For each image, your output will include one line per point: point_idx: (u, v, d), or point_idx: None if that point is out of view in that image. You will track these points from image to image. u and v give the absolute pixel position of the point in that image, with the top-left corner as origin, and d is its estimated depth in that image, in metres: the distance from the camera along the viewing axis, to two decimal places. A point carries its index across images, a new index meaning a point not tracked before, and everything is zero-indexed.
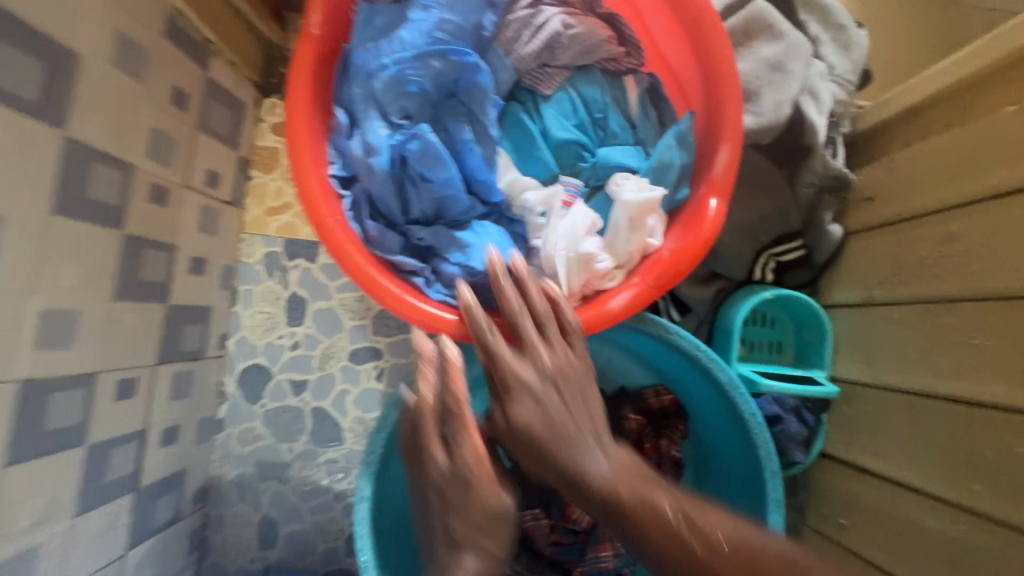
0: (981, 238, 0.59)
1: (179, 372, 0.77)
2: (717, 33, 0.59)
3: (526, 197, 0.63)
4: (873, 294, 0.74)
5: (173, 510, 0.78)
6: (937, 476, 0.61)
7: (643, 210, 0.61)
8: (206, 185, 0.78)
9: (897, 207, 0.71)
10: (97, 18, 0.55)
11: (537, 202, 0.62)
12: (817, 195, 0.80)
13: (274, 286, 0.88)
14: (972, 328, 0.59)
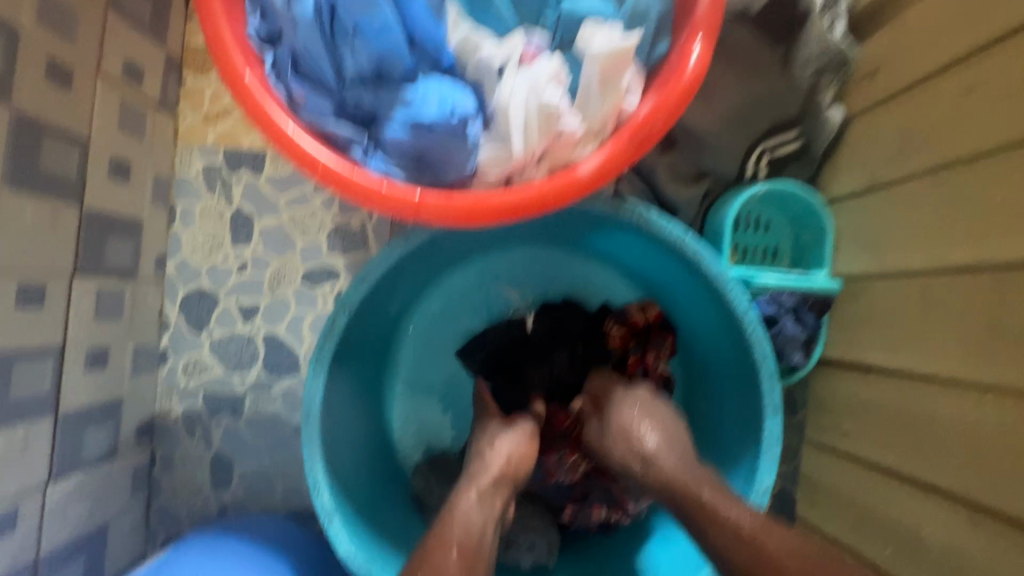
0: (1005, 84, 0.51)
1: (105, 289, 0.69)
2: None
3: (484, 51, 0.53)
4: (878, 175, 0.66)
5: (109, 442, 0.71)
6: (956, 358, 0.54)
7: (616, 61, 0.52)
8: (125, 78, 0.69)
9: (907, 74, 0.63)
10: None
11: (495, 58, 0.53)
12: (816, 76, 0.71)
13: (215, 203, 0.80)
14: (996, 185, 0.52)
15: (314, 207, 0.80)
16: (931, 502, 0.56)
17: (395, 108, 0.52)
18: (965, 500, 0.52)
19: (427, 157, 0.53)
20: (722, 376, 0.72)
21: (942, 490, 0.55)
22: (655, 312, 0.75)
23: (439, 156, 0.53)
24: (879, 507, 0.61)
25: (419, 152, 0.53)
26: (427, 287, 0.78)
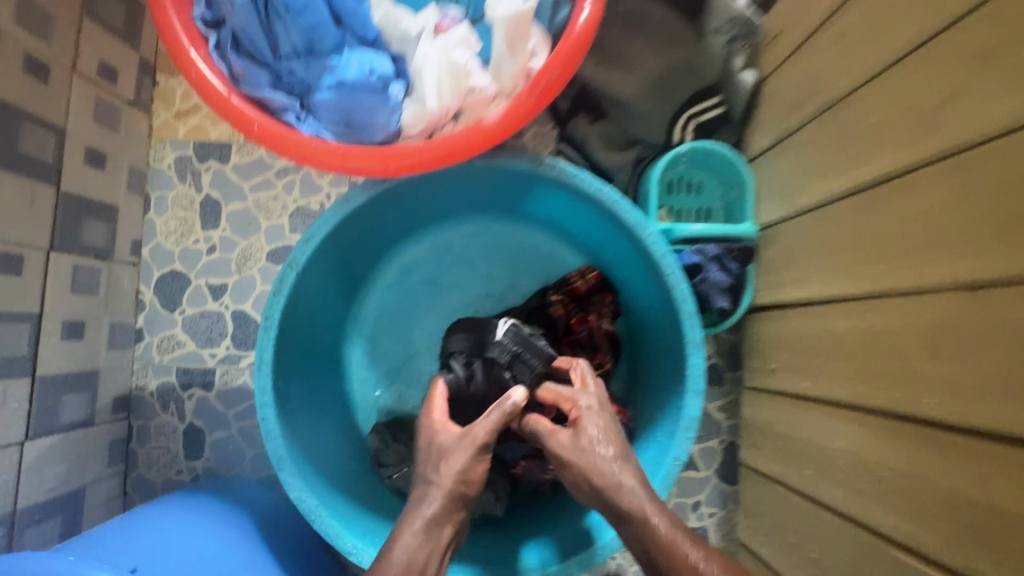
0: (870, 24, 0.57)
1: (79, 266, 0.75)
2: None
3: (400, 23, 0.60)
4: (788, 127, 0.71)
5: (84, 410, 0.77)
6: (851, 276, 0.58)
7: (519, 27, 0.58)
8: (98, 77, 0.76)
9: (804, 32, 0.69)
10: None
11: (413, 31, 0.60)
12: (729, 44, 0.77)
13: (187, 191, 0.87)
14: (871, 113, 0.56)
15: (276, 190, 0.87)
16: (841, 415, 0.59)
17: (325, 77, 0.59)
18: (865, 406, 0.56)
19: (355, 119, 0.60)
20: (657, 327, 0.76)
21: (849, 403, 0.58)
22: (593, 274, 0.79)
23: (366, 117, 0.59)
24: (804, 432, 0.64)
25: (347, 115, 0.59)
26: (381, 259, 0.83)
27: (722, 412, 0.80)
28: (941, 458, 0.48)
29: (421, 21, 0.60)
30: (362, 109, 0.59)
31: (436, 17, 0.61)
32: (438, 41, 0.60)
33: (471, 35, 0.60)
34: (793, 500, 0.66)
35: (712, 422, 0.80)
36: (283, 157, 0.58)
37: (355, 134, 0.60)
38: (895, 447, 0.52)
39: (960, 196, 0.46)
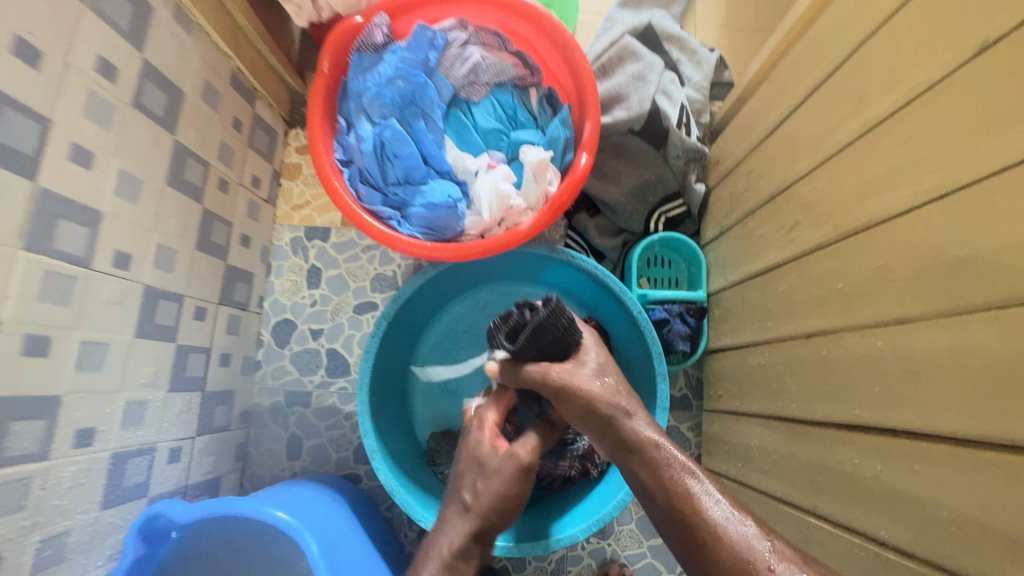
0: (758, 168, 0.88)
1: (231, 315, 1.06)
2: (579, 53, 0.91)
3: (467, 164, 0.95)
4: (722, 226, 1.02)
5: (225, 420, 1.06)
6: (756, 329, 0.85)
7: (541, 167, 0.91)
8: (251, 185, 1.11)
9: (731, 164, 1.01)
10: (194, 70, 0.90)
11: (473, 169, 0.94)
12: (685, 164, 1.10)
13: (298, 262, 1.20)
14: (760, 224, 0.86)
15: (362, 262, 1.19)
16: (754, 422, 0.85)
17: (417, 197, 0.93)
18: (766, 415, 0.81)
19: (435, 223, 0.92)
20: (639, 364, 1.05)
21: (757, 413, 0.84)
22: (592, 323, 1.09)
23: (442, 222, 0.92)
24: (737, 437, 0.90)
25: (430, 221, 0.92)
26: (438, 312, 1.13)
27: (691, 431, 1.07)
28: (797, 445, 0.72)
29: (478, 162, 0.95)
30: (440, 217, 0.91)
31: (487, 160, 0.95)
32: (489, 174, 0.93)
33: (509, 171, 0.94)
34: (733, 487, 0.90)
35: (684, 438, 1.07)
36: (389, 248, 0.90)
37: (434, 233, 0.93)
38: (777, 438, 0.77)
39: (800, 281, 0.73)
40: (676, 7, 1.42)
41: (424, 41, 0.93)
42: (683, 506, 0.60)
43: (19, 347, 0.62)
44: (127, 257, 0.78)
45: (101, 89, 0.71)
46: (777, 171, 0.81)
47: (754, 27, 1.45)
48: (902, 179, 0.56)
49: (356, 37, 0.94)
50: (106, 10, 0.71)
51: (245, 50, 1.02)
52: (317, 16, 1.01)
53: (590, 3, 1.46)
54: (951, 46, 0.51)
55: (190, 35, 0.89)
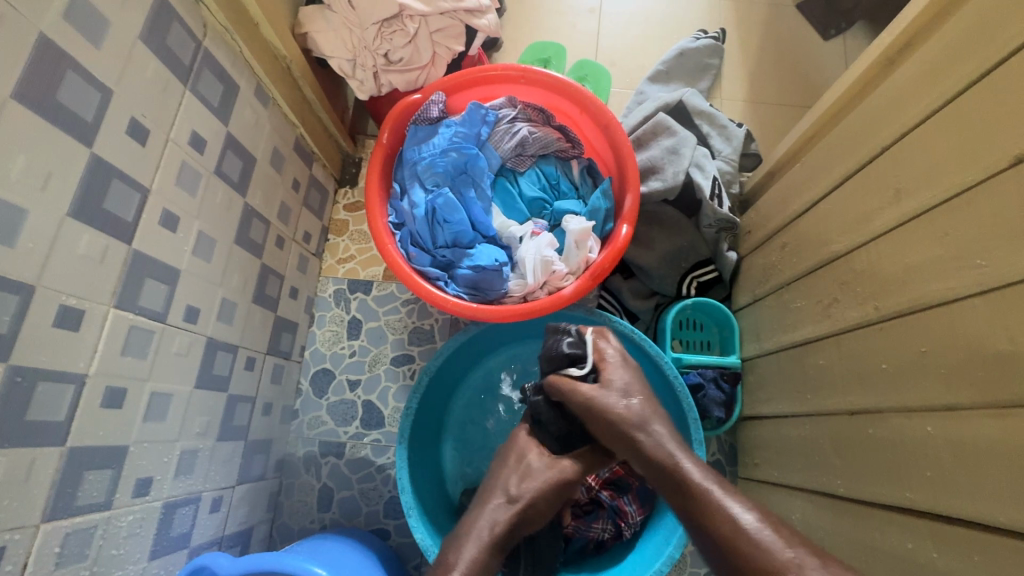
0: (795, 242, 0.91)
1: (277, 364, 1.10)
2: (620, 130, 0.98)
3: (511, 231, 1.00)
4: (757, 294, 1.05)
5: (262, 469, 1.07)
6: (795, 399, 0.87)
7: (584, 235, 0.96)
8: (302, 240, 1.17)
9: (762, 235, 1.05)
10: (266, 138, 0.99)
11: (518, 235, 1.00)
12: (717, 233, 1.15)
13: (340, 313, 1.24)
14: (797, 298, 0.89)
15: (400, 315, 1.24)
16: (793, 495, 0.85)
17: (464, 259, 0.97)
18: (806, 489, 0.82)
19: (480, 285, 0.96)
20: None
21: (797, 486, 0.84)
22: None
23: (487, 284, 0.96)
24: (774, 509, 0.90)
25: (475, 282, 0.96)
26: (473, 364, 1.15)
27: None
28: (845, 524, 0.72)
29: (522, 229, 1.00)
30: (486, 279, 0.96)
31: (530, 226, 1.01)
32: (533, 241, 0.98)
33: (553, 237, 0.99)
34: None
35: None
36: (435, 307, 0.94)
37: (478, 294, 0.97)
38: (820, 514, 0.77)
39: (840, 356, 0.76)
40: (703, 82, 1.51)
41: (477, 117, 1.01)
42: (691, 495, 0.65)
43: (99, 399, 0.65)
44: (195, 312, 0.82)
45: (190, 160, 0.78)
46: (814, 247, 0.85)
47: (779, 102, 1.53)
48: (943, 271, 0.59)
49: (413, 112, 1.03)
50: (201, 90, 0.79)
51: (309, 119, 1.11)
52: (378, 91, 1.09)
53: (622, 78, 1.56)
54: (988, 152, 0.55)
55: (265, 107, 0.97)
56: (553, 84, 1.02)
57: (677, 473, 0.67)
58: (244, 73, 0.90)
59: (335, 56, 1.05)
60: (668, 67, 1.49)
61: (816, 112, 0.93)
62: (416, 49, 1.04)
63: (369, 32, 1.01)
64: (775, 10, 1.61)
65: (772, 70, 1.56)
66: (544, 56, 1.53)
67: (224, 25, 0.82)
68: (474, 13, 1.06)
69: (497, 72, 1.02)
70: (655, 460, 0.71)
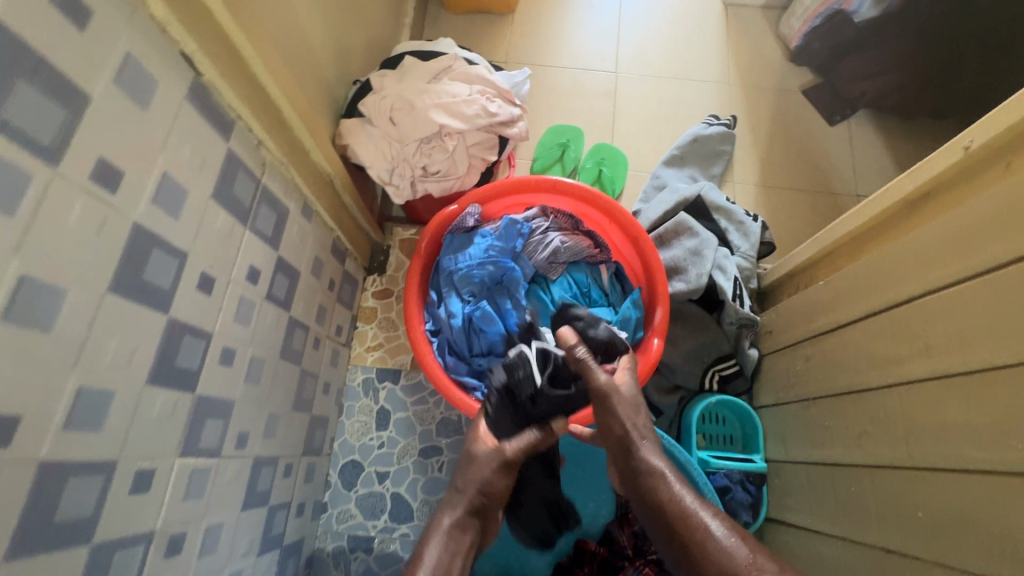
0: (820, 358, 0.95)
1: (309, 463, 1.11)
2: (648, 246, 1.04)
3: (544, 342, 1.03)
4: (780, 397, 1.09)
5: (292, 567, 1.07)
6: (827, 518, 0.90)
7: None
8: (335, 334, 1.20)
9: (783, 340, 1.10)
10: (308, 249, 1.02)
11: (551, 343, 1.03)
12: (738, 329, 1.19)
13: (368, 402, 1.26)
14: (825, 415, 0.93)
15: (428, 405, 1.26)
16: None
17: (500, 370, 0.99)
18: None
19: None
20: None
21: None
22: None
23: None
24: None
25: None
26: None
27: None
28: None
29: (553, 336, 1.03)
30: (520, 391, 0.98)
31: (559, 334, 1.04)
32: None
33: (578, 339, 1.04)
34: None
35: None
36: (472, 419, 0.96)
37: None
38: None
39: (873, 489, 0.79)
40: (716, 167, 1.58)
41: (513, 231, 1.05)
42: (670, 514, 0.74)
43: (163, 548, 0.67)
44: (244, 437, 0.84)
45: (245, 294, 0.81)
46: (844, 372, 0.88)
47: (788, 186, 1.60)
48: (979, 438, 0.63)
49: (450, 222, 1.07)
50: (258, 225, 0.83)
51: (345, 221, 1.15)
52: (412, 195, 1.13)
53: (637, 160, 1.61)
54: (1018, 337, 0.59)
55: (309, 221, 1.01)
56: (583, 197, 1.07)
57: (664, 488, 0.76)
58: (293, 195, 0.93)
59: (373, 165, 1.09)
60: (683, 152, 1.56)
61: (831, 231, 1.00)
62: (453, 162, 1.09)
63: (409, 147, 1.07)
64: (782, 96, 1.69)
65: (781, 155, 1.63)
66: (562, 140, 1.59)
67: (280, 160, 0.86)
68: (506, 124, 1.11)
69: (530, 184, 1.07)
70: (648, 478, 0.79)
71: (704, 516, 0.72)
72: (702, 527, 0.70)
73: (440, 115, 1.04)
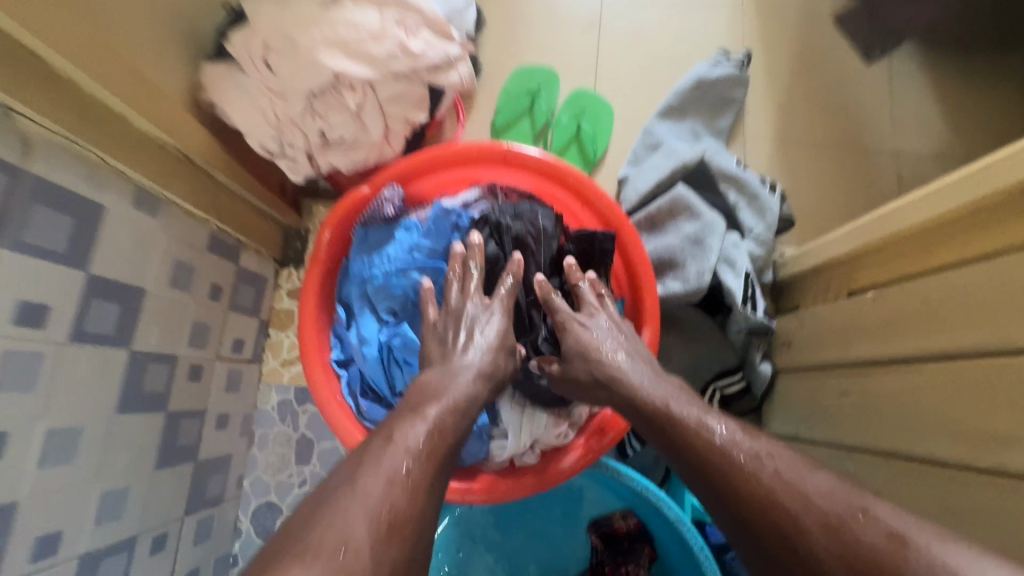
0: (862, 398, 0.73)
1: (202, 518, 0.88)
2: (633, 243, 0.77)
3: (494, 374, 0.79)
4: (799, 431, 0.85)
5: None
6: None
7: None
8: (231, 352, 0.94)
9: (804, 358, 0.86)
10: (159, 255, 0.73)
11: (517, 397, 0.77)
12: (748, 337, 0.93)
13: (286, 429, 1.02)
14: (868, 477, 0.71)
15: None
16: None
17: None
18: None
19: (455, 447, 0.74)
20: None
21: None
22: (632, 520, 0.94)
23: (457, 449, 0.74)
24: None
25: None
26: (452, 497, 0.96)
27: None
28: None
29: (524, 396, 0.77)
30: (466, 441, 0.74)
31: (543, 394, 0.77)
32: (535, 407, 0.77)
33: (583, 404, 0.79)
34: None
35: None
36: None
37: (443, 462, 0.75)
38: None
39: None
40: (723, 119, 1.26)
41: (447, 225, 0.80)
42: (670, 429, 0.58)
43: None
44: (52, 540, 0.59)
45: (18, 346, 0.54)
46: (907, 429, 0.66)
47: (812, 142, 1.28)
48: None
49: (361, 211, 0.78)
50: (30, 240, 0.54)
51: (227, 206, 0.86)
52: (316, 171, 0.84)
53: (626, 111, 1.28)
54: None
55: (157, 216, 0.72)
56: (546, 172, 0.78)
57: (654, 400, 0.61)
58: (112, 184, 0.64)
59: (252, 132, 0.78)
60: (683, 100, 1.23)
61: (882, 219, 0.74)
62: (361, 125, 0.78)
63: (296, 106, 0.75)
64: (809, 24, 1.33)
65: (805, 101, 1.30)
66: (531, 86, 1.26)
67: (65, 135, 0.57)
68: (437, 69, 0.78)
69: (473, 155, 0.78)
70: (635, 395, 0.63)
71: (704, 422, 0.58)
72: (704, 437, 0.56)
73: (335, 56, 0.72)
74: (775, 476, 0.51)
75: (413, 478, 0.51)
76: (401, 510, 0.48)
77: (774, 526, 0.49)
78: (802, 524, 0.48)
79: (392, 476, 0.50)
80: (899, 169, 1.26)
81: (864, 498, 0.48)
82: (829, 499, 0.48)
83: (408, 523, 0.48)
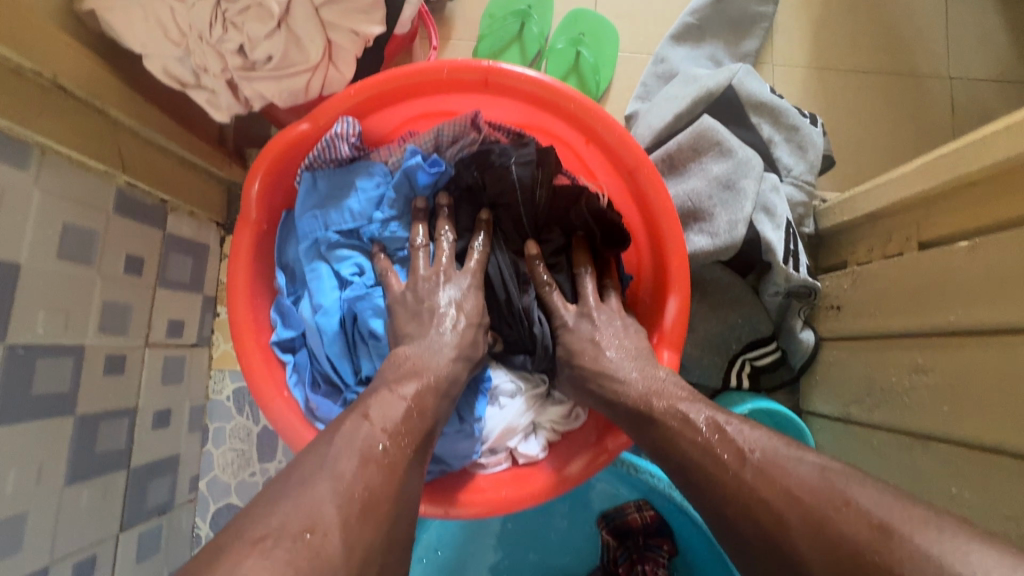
0: (949, 377, 0.56)
1: (146, 530, 0.75)
2: (655, 189, 0.59)
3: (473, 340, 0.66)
4: (850, 411, 0.70)
5: None
6: None
7: None
8: (167, 336, 0.78)
9: (861, 324, 0.69)
10: (35, 219, 0.56)
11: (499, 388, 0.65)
12: (785, 300, 0.78)
13: (245, 422, 0.88)
14: (950, 476, 0.55)
15: None
16: None
17: None
18: None
19: (439, 453, 0.59)
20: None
21: None
22: (649, 513, 0.82)
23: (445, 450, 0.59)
24: None
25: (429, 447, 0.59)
26: None
27: None
28: None
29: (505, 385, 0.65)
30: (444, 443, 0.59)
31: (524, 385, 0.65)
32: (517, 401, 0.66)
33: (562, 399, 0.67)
34: None
35: None
36: None
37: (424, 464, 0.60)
38: None
39: None
40: (749, 41, 1.06)
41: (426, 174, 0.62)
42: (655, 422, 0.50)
43: None
44: None
45: None
46: (1012, 419, 0.49)
47: (852, 68, 1.09)
48: None
49: (304, 152, 0.60)
50: None
51: (137, 157, 0.68)
52: (245, 107, 0.66)
53: (633, 35, 1.08)
54: None
55: (24, 168, 0.55)
56: (541, 98, 0.60)
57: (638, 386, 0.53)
58: None
59: (152, 54, 0.60)
60: (701, 18, 1.03)
61: (976, 145, 0.57)
62: (292, 38, 0.60)
63: (200, 13, 0.57)
64: None
65: (844, 18, 1.09)
66: (519, 6, 1.05)
67: None
68: None
69: (443, 77, 0.59)
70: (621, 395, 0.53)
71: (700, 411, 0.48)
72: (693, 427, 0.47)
73: None
74: (756, 470, 0.42)
75: (389, 458, 0.42)
76: (376, 489, 0.39)
77: (759, 531, 0.40)
78: (780, 517, 0.39)
79: (367, 450, 0.41)
80: (954, 96, 1.07)
81: (846, 481, 0.38)
82: (813, 491, 0.39)
83: (379, 504, 0.38)
